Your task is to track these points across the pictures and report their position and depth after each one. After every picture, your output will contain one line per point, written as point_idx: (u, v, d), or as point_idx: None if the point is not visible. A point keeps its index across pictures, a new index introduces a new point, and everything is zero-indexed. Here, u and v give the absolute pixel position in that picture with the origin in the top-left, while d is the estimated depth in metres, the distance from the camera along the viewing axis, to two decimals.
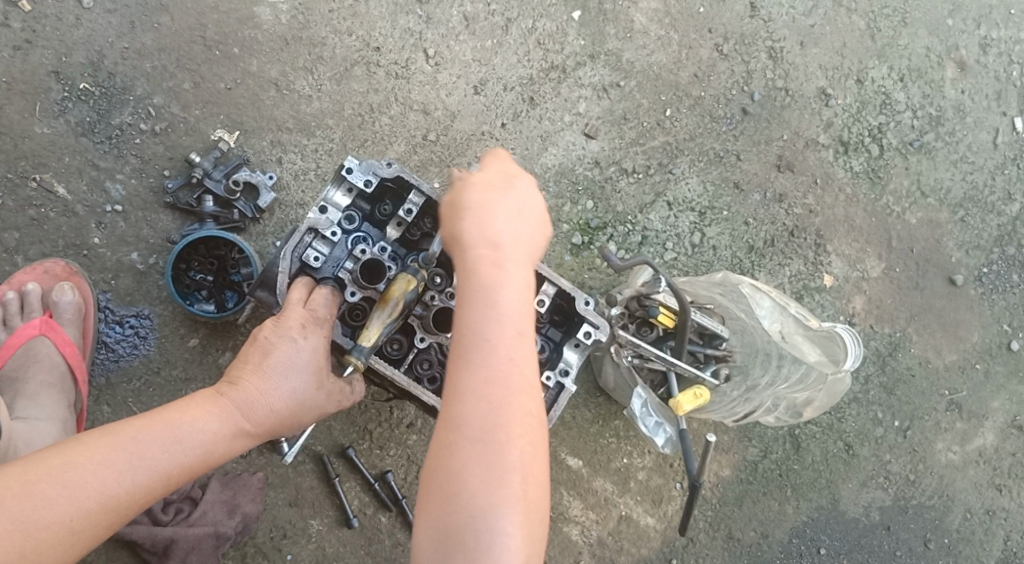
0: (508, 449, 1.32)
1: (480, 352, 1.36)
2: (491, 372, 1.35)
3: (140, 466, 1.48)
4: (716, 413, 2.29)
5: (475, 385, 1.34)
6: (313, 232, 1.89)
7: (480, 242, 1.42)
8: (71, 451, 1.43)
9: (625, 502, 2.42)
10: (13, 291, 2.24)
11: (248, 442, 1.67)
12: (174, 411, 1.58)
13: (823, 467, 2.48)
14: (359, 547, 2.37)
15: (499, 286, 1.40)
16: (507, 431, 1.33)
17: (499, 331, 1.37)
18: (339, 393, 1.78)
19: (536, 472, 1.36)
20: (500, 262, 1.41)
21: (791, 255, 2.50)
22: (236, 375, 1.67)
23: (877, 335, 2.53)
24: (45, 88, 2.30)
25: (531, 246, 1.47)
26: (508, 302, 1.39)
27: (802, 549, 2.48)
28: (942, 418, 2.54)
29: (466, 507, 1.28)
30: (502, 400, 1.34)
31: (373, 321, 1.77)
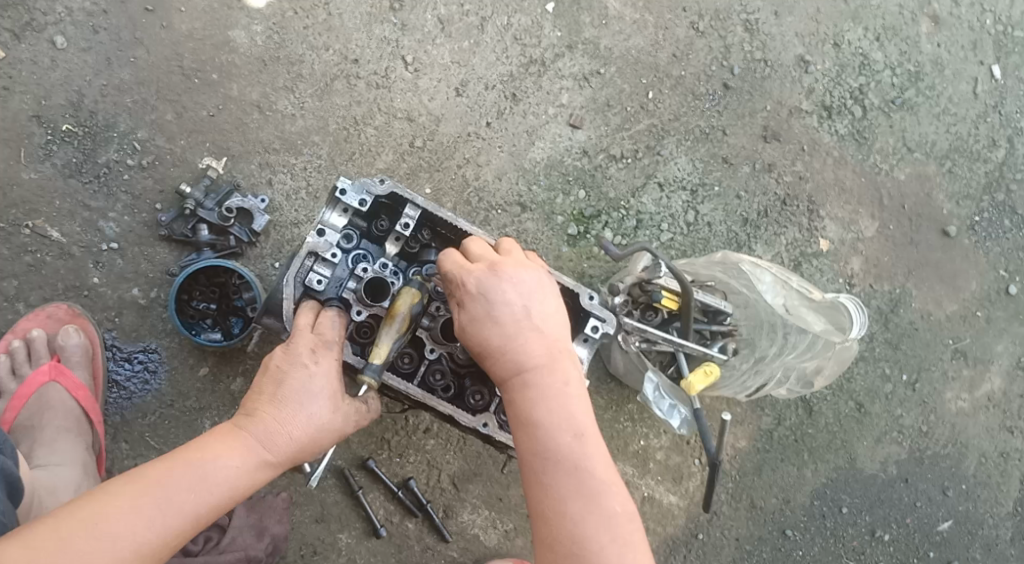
0: (607, 551, 1.43)
1: (549, 472, 1.48)
2: (565, 489, 1.47)
3: (168, 510, 1.50)
4: (727, 388, 2.34)
5: (562, 506, 1.46)
6: (313, 256, 1.90)
7: (511, 363, 1.54)
8: (100, 503, 1.46)
9: (646, 483, 2.45)
10: (19, 339, 2.26)
11: (272, 472, 1.67)
12: (196, 451, 1.60)
13: (837, 427, 2.52)
14: (390, 555, 2.39)
15: (541, 402, 1.52)
16: (599, 537, 1.44)
17: (564, 446, 1.50)
18: (355, 414, 1.76)
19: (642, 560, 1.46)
20: (533, 378, 1.54)
21: (786, 223, 2.52)
22: (253, 407, 1.68)
23: (878, 293, 2.56)
24: (28, 134, 2.29)
25: (549, 340, 1.58)
26: (556, 418, 1.52)
27: (824, 510, 2.52)
28: (949, 367, 2.57)
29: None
30: (584, 510, 1.46)
31: (383, 338, 1.78)
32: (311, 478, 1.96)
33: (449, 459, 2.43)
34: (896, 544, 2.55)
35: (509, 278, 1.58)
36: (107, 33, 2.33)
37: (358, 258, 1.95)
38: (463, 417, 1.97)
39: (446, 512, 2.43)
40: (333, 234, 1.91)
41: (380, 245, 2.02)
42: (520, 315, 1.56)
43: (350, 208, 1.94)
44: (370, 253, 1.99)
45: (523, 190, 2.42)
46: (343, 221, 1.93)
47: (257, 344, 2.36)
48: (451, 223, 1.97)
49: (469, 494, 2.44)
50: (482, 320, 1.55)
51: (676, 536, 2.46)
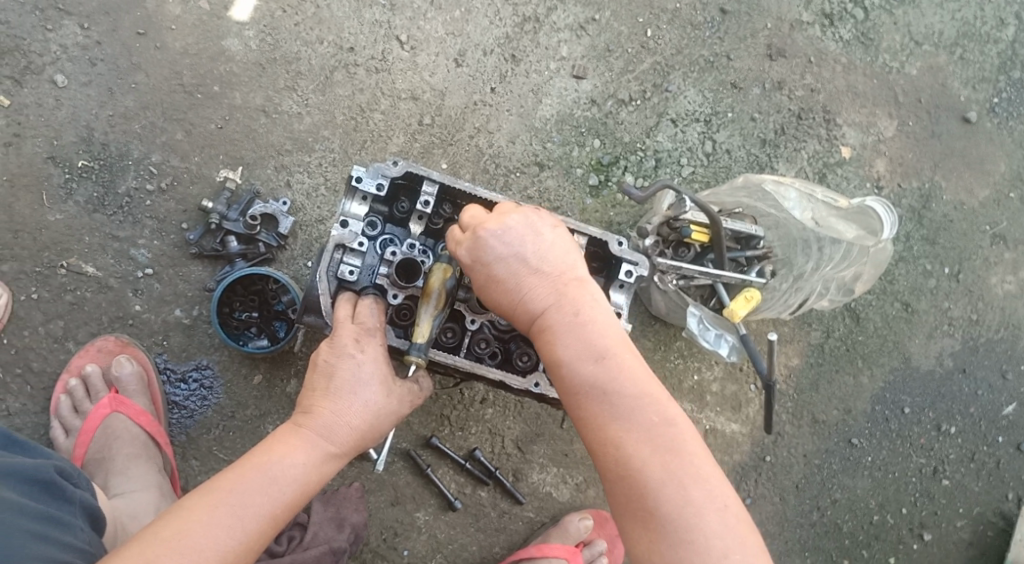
0: (651, 464, 1.44)
1: (582, 404, 1.52)
2: (599, 416, 1.50)
3: (245, 515, 1.55)
4: (770, 310, 2.35)
5: (600, 432, 1.49)
6: (341, 248, 1.90)
7: (524, 314, 1.60)
8: (181, 518, 1.51)
9: (706, 415, 2.48)
10: (76, 377, 2.28)
11: (338, 463, 1.71)
12: (261, 454, 1.64)
13: (886, 330, 2.53)
14: (468, 524, 2.44)
15: (558, 340, 1.56)
16: (641, 453, 1.45)
17: (588, 376, 1.52)
18: (408, 395, 1.78)
19: (693, 463, 1.45)
20: (546, 320, 1.58)
21: (805, 137, 2.51)
22: (309, 403, 1.70)
23: (907, 192, 2.55)
24: (46, 176, 2.32)
25: (553, 281, 1.61)
26: (575, 351, 1.54)
27: (886, 413, 2.54)
28: (989, 253, 2.58)
29: (649, 536, 1.40)
30: (621, 431, 1.47)
31: (423, 317, 1.81)
32: (377, 462, 2.00)
33: (509, 424, 2.47)
34: (962, 435, 2.57)
35: (493, 236, 1.61)
36: (104, 63, 2.34)
37: (384, 243, 1.96)
38: (513, 382, 1.96)
39: (516, 475, 2.47)
40: (356, 223, 1.91)
41: (405, 226, 2.02)
42: (517, 270, 1.61)
43: (368, 195, 1.93)
44: (396, 236, 1.99)
45: (539, 149, 2.43)
46: (364, 209, 1.93)
47: (303, 344, 2.39)
48: (471, 192, 1.94)
49: (535, 454, 2.48)
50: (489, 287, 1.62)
51: (743, 462, 2.49)
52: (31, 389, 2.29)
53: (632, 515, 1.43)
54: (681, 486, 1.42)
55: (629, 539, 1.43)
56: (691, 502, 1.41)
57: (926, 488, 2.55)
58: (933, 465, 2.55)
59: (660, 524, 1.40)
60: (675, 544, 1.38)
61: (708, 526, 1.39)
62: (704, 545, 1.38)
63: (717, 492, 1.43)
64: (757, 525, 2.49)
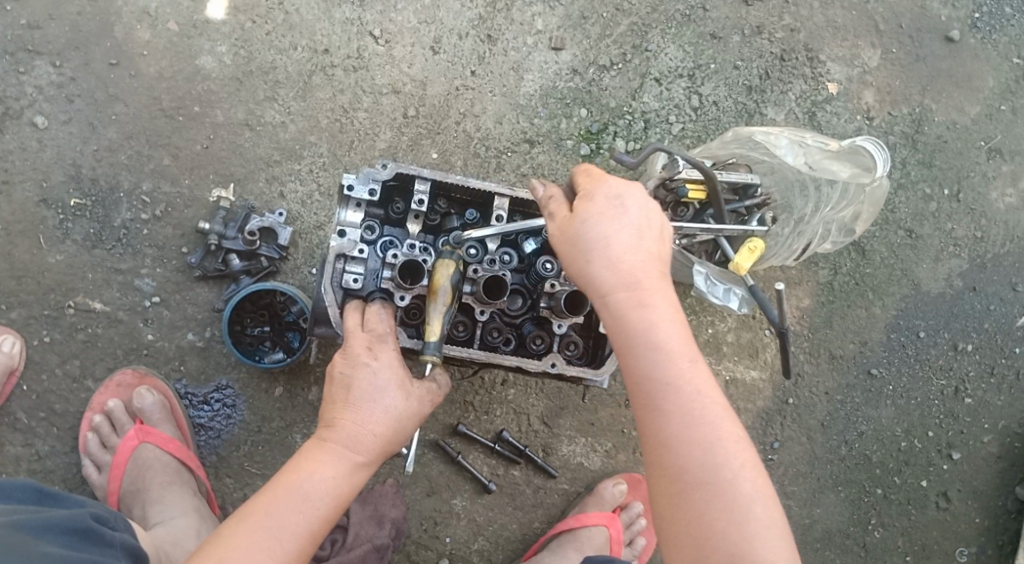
0: (738, 477, 1.40)
1: (671, 397, 1.44)
2: (687, 414, 1.43)
3: (283, 535, 1.55)
4: (775, 258, 2.33)
5: (686, 432, 1.42)
6: (342, 257, 1.84)
7: (621, 289, 1.50)
8: (219, 548, 1.51)
9: (725, 367, 2.49)
10: (99, 414, 2.29)
11: (368, 470, 1.69)
12: (291, 472, 1.63)
13: (894, 259, 2.54)
14: (506, 505, 2.46)
15: (655, 326, 1.47)
16: (728, 462, 1.41)
17: (683, 371, 1.45)
18: (428, 394, 1.75)
19: (768, 484, 1.43)
20: (646, 302, 1.49)
21: (791, 78, 2.52)
22: (331, 416, 1.68)
23: (898, 119, 2.55)
24: (41, 219, 2.31)
25: (659, 268, 1.55)
26: (671, 342, 1.47)
27: (903, 341, 2.55)
28: (987, 169, 2.58)
29: (723, 547, 1.36)
30: (708, 436, 1.42)
31: (432, 314, 1.75)
32: (410, 464, 1.95)
33: (533, 402, 2.48)
34: (981, 352, 2.58)
35: (613, 214, 1.54)
36: (81, 98, 2.33)
37: (386, 245, 1.89)
38: (532, 365, 1.90)
39: (546, 450, 2.49)
40: (354, 231, 1.84)
41: (403, 226, 1.95)
42: (625, 245, 1.52)
43: (362, 201, 1.87)
44: (395, 236, 1.93)
45: (527, 125, 2.43)
46: (360, 215, 1.87)
47: (319, 353, 2.38)
48: (464, 184, 1.88)
49: (562, 428, 2.50)
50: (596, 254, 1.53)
51: (769, 408, 2.51)
52: (58, 431, 2.30)
53: (702, 522, 1.39)
54: (760, 505, 1.40)
55: (691, 547, 1.38)
56: (767, 522, 1.39)
57: (950, 408, 2.56)
58: (955, 386, 2.57)
59: (740, 538, 1.36)
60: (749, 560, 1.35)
61: (782, 550, 1.37)
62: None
63: (783, 517, 1.42)
64: (790, 466, 2.51)
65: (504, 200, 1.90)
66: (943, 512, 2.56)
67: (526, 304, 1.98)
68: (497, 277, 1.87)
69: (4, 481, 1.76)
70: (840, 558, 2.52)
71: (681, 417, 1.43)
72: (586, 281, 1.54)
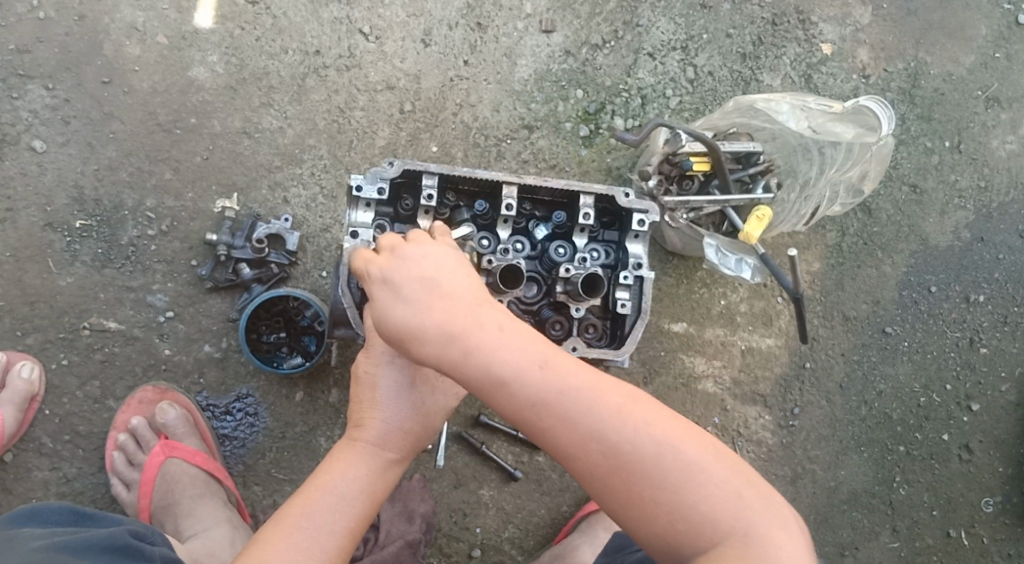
0: (640, 440, 1.40)
1: (547, 414, 1.43)
2: (567, 417, 1.42)
3: (322, 537, 1.56)
4: (783, 224, 2.32)
5: (575, 434, 1.42)
6: None
7: (443, 344, 1.44)
8: (260, 554, 1.52)
9: (741, 337, 2.50)
10: (124, 432, 2.29)
11: (400, 467, 1.70)
12: (324, 474, 1.64)
13: (899, 216, 2.55)
14: (533, 491, 2.48)
15: (492, 362, 1.43)
16: (614, 438, 1.41)
17: (541, 384, 1.43)
18: (455, 386, 1.73)
19: (673, 424, 1.44)
20: (472, 341, 1.44)
21: (783, 41, 2.53)
22: (358, 417, 1.69)
23: (894, 74, 2.57)
24: (48, 243, 2.31)
25: (468, 299, 1.47)
26: (517, 364, 1.44)
27: (915, 296, 2.56)
28: (986, 118, 2.59)
29: (660, 511, 1.39)
30: (596, 425, 1.41)
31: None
32: (437, 459, 1.97)
33: None
34: (993, 301, 2.59)
35: (394, 272, 1.48)
36: (77, 119, 2.32)
37: None
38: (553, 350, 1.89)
39: None
40: (366, 231, 1.85)
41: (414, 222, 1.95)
42: (433, 286, 1.47)
43: (371, 201, 1.87)
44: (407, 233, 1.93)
45: (524, 111, 2.43)
46: (370, 215, 1.87)
47: (337, 356, 2.39)
48: (472, 176, 1.88)
49: None
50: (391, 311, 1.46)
51: (786, 374, 2.52)
52: (83, 452, 2.30)
53: (634, 498, 1.40)
54: (673, 451, 1.40)
55: (639, 522, 1.40)
56: (689, 464, 1.40)
57: (967, 360, 2.58)
58: (969, 337, 2.58)
59: (668, 494, 1.38)
60: (687, 510, 1.37)
61: (712, 481, 1.39)
62: (716, 502, 1.37)
63: (705, 444, 1.43)
64: (811, 431, 2.53)
65: (512, 188, 1.88)
66: (967, 464, 2.58)
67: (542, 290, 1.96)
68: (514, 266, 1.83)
69: (39, 506, 1.78)
70: (868, 518, 2.54)
71: (559, 425, 1.42)
72: (403, 339, 1.46)
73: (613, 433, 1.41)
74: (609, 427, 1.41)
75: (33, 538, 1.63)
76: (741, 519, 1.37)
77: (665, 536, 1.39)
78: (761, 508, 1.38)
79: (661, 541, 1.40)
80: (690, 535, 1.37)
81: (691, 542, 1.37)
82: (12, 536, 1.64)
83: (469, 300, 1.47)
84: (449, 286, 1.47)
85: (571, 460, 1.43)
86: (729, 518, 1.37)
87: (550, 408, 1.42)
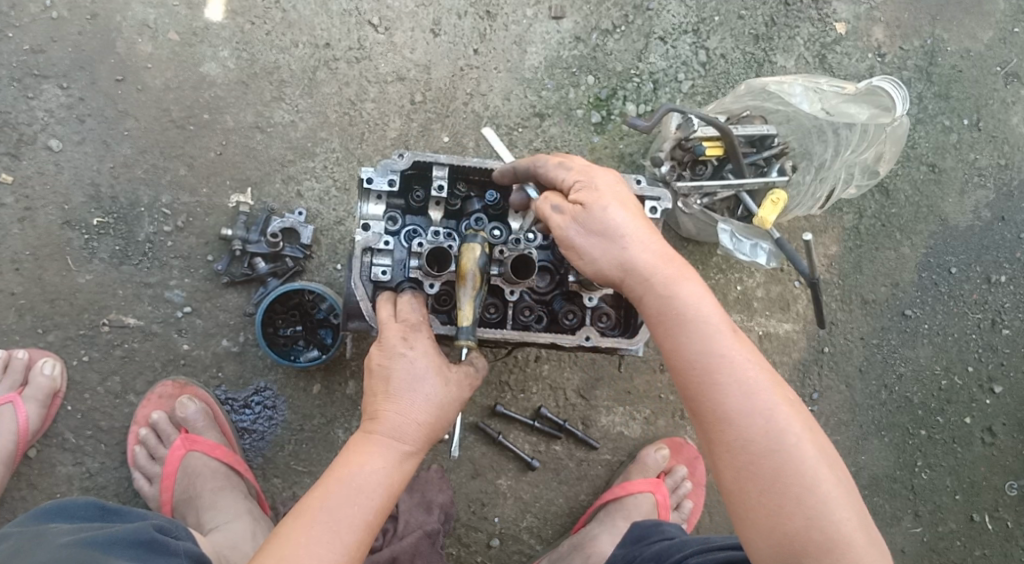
0: (803, 444, 1.42)
1: (726, 376, 1.46)
2: (743, 389, 1.45)
3: (341, 529, 1.56)
4: (800, 208, 2.28)
5: (748, 405, 1.44)
6: (368, 251, 1.84)
7: (654, 284, 1.54)
8: (280, 547, 1.52)
9: (758, 322, 2.48)
10: (144, 426, 2.31)
11: (417, 458, 1.70)
12: (342, 466, 1.64)
13: (918, 196, 2.52)
14: (551, 480, 2.48)
15: (697, 309, 1.51)
16: (782, 423, 1.43)
17: (730, 350, 1.47)
18: (466, 377, 1.75)
19: (826, 446, 1.46)
20: (682, 281, 1.54)
21: (797, 22, 2.50)
22: (373, 409, 1.69)
23: (911, 52, 2.53)
24: (66, 241, 2.33)
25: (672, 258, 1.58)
26: (716, 324, 1.50)
27: (936, 278, 2.53)
28: (1006, 94, 2.55)
29: (799, 510, 1.38)
30: (770, 407, 1.44)
31: (462, 299, 1.75)
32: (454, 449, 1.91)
33: (568, 376, 2.49)
34: (1015, 282, 2.56)
35: (623, 190, 1.63)
36: (92, 118, 2.34)
37: (410, 234, 1.90)
38: (566, 340, 1.89)
39: (585, 423, 2.51)
40: (377, 223, 1.84)
41: (426, 214, 1.95)
42: (646, 220, 1.65)
43: (382, 193, 1.87)
44: (419, 226, 1.93)
45: (535, 99, 2.42)
46: (382, 208, 1.88)
47: (353, 348, 2.38)
48: (481, 166, 1.88)
49: (599, 399, 2.51)
50: (627, 216, 1.58)
51: (805, 359, 2.50)
52: (106, 447, 2.33)
53: (779, 490, 1.40)
54: (824, 466, 1.41)
55: (767, 518, 1.40)
56: (833, 485, 1.40)
57: (988, 341, 2.55)
58: (991, 318, 2.55)
59: (813, 499, 1.39)
60: (824, 519, 1.38)
61: (850, 507, 1.40)
62: (849, 527, 1.38)
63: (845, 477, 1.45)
64: (831, 416, 2.51)
65: None
66: (989, 447, 2.55)
67: (554, 281, 1.97)
68: (524, 256, 1.81)
69: (65, 501, 1.80)
70: (890, 503, 2.51)
71: (736, 389, 1.45)
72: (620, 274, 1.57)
73: (779, 419, 1.43)
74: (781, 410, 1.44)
75: (60, 534, 1.65)
76: (865, 552, 1.37)
77: (787, 539, 1.38)
78: (880, 550, 1.39)
79: (777, 542, 1.39)
80: (817, 544, 1.37)
81: (816, 552, 1.36)
82: (39, 533, 1.66)
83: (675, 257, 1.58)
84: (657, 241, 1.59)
85: (731, 427, 1.44)
86: (859, 544, 1.37)
87: (735, 371, 1.46)
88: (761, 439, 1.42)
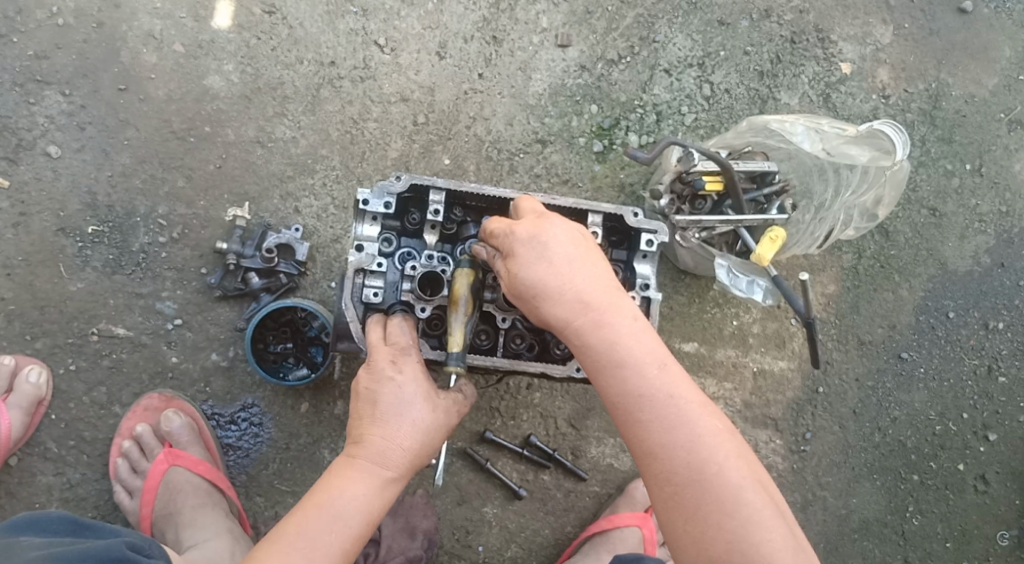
0: (726, 472, 1.38)
1: (648, 406, 1.43)
2: (665, 417, 1.42)
3: (317, 555, 1.53)
4: (799, 247, 2.26)
5: (669, 435, 1.41)
6: (361, 271, 1.82)
7: (577, 311, 1.48)
8: None
9: (753, 358, 2.46)
10: (128, 439, 2.28)
11: (399, 485, 1.67)
12: (323, 489, 1.60)
13: (918, 239, 2.51)
14: (538, 510, 2.45)
15: (617, 344, 1.47)
16: (706, 451, 1.40)
17: (652, 379, 1.45)
18: (454, 405, 1.73)
19: (756, 469, 1.42)
20: (603, 321, 1.48)
21: (802, 61, 2.50)
22: (358, 432, 1.66)
23: (915, 95, 2.53)
24: (60, 248, 2.31)
25: (605, 284, 1.52)
26: (638, 354, 1.46)
27: (933, 322, 2.51)
28: (1009, 141, 2.55)
29: (721, 535, 1.35)
30: (692, 435, 1.41)
31: (455, 324, 1.72)
32: (438, 476, 1.89)
33: (559, 405, 2.47)
34: (1013, 329, 2.54)
35: (546, 232, 1.53)
36: (92, 126, 2.33)
37: (404, 257, 1.89)
38: (557, 370, 1.86)
39: (575, 453, 2.47)
40: (372, 244, 1.83)
41: (420, 237, 1.94)
42: (581, 260, 1.53)
43: (378, 214, 1.85)
44: (414, 249, 1.92)
45: (537, 125, 2.42)
46: (376, 229, 1.85)
47: (342, 368, 2.36)
48: (478, 192, 1.87)
49: (590, 429, 2.48)
50: (537, 267, 1.50)
51: (799, 398, 2.48)
52: (88, 458, 2.30)
53: (700, 519, 1.37)
54: (749, 489, 1.38)
55: (692, 546, 1.37)
56: (760, 509, 1.37)
57: (984, 389, 2.53)
58: (987, 365, 2.53)
59: (736, 525, 1.35)
60: (748, 545, 1.33)
61: (778, 530, 1.36)
62: (775, 549, 1.33)
63: (777, 499, 1.41)
64: (823, 457, 2.48)
65: None
66: (982, 496, 2.51)
67: None
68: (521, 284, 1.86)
69: (39, 515, 1.77)
70: (879, 548, 2.48)
71: (654, 418, 1.42)
72: (541, 303, 1.50)
73: (701, 445, 1.40)
74: (702, 435, 1.41)
75: (29, 548, 1.62)
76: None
77: None
78: None
79: None
80: None
81: None
82: (9, 545, 1.63)
83: (607, 284, 1.53)
84: (594, 265, 1.54)
85: (652, 456, 1.42)
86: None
87: (655, 399, 1.43)
88: (681, 468, 1.40)
